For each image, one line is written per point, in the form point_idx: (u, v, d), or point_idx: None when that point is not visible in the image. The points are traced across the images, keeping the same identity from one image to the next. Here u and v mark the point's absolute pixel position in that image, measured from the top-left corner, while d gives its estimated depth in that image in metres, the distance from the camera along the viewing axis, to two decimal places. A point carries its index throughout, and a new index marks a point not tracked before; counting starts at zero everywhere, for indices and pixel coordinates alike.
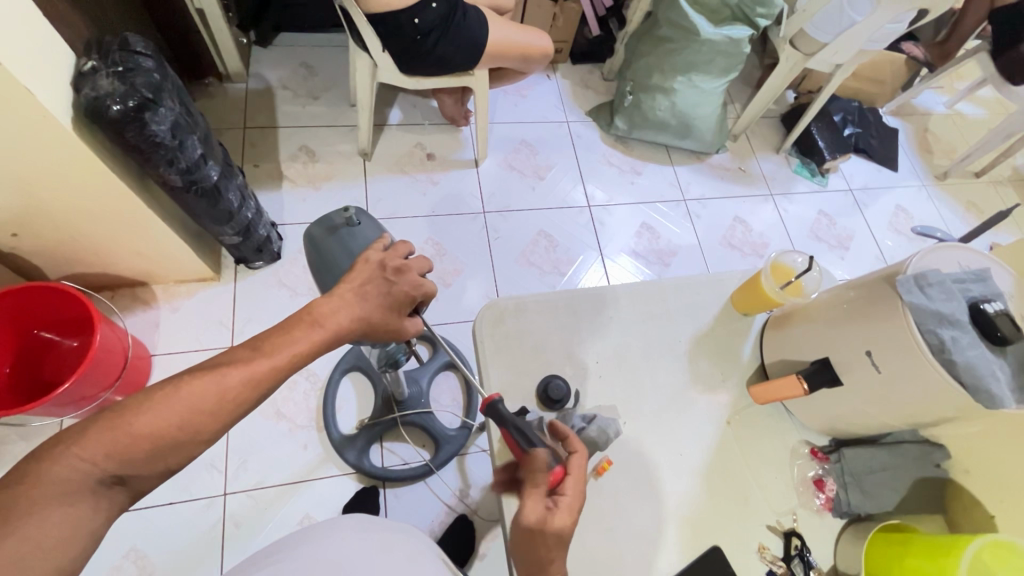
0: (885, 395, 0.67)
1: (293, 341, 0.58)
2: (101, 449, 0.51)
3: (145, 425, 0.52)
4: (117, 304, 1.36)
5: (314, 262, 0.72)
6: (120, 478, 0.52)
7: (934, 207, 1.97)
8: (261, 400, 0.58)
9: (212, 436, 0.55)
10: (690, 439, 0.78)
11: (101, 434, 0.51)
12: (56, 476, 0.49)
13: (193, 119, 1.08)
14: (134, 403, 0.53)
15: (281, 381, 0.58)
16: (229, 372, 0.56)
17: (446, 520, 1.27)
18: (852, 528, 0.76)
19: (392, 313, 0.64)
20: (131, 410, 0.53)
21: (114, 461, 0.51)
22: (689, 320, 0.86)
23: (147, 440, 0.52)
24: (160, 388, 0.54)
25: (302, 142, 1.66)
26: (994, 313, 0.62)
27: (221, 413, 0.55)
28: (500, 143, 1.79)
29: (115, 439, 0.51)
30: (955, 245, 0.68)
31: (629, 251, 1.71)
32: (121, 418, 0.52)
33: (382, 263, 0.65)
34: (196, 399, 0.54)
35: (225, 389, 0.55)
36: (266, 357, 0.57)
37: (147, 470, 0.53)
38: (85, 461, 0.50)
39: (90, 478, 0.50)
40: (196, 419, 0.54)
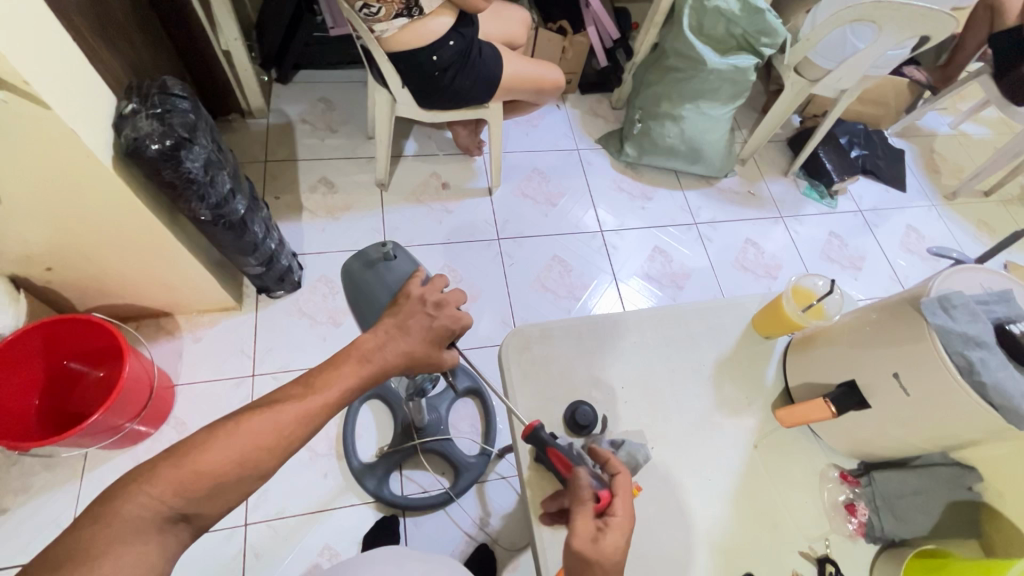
0: (913, 417, 0.67)
1: (344, 376, 0.60)
2: (168, 487, 0.52)
3: (209, 463, 0.54)
4: (142, 335, 1.39)
5: (353, 296, 0.74)
6: (184, 515, 0.53)
7: (945, 227, 1.98)
8: (314, 435, 0.59)
9: (268, 472, 0.57)
10: (718, 464, 0.78)
11: (168, 473, 0.53)
12: (128, 514, 0.50)
13: (223, 156, 1.13)
14: (197, 441, 0.55)
15: (333, 415, 0.60)
16: (285, 408, 0.58)
17: (467, 549, 1.26)
18: (886, 554, 0.75)
19: (433, 346, 0.65)
20: (195, 448, 0.54)
21: (180, 499, 0.53)
22: (711, 344, 0.87)
23: (210, 477, 0.54)
24: (220, 425, 0.56)
25: (321, 174, 1.71)
26: (1022, 334, 0.63)
27: (278, 449, 0.56)
28: (513, 171, 1.83)
29: (181, 477, 0.53)
30: (975, 266, 0.69)
31: (642, 274, 1.72)
32: (186, 456, 0.54)
33: (422, 298, 0.66)
34: (255, 436, 0.56)
35: (281, 425, 0.57)
36: (319, 394, 0.59)
37: (209, 507, 0.54)
38: (153, 500, 0.52)
39: (157, 516, 0.51)
40: (255, 455, 0.55)
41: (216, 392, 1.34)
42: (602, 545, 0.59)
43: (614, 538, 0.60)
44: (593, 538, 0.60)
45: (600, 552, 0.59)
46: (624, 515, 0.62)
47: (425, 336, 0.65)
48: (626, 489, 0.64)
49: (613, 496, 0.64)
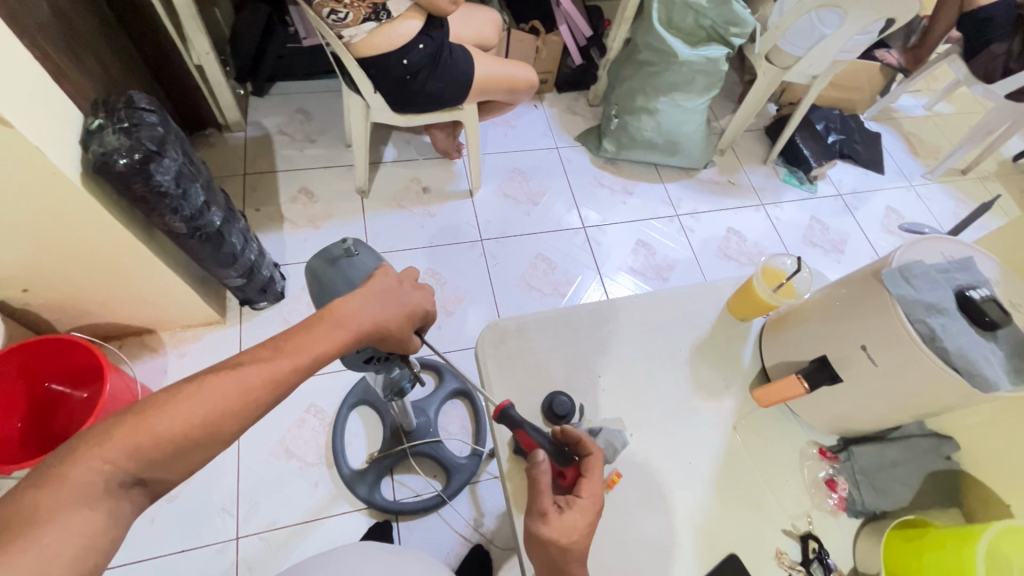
0: (884, 388, 0.68)
1: (314, 341, 0.60)
2: (123, 450, 0.50)
3: (167, 424, 0.52)
4: (126, 352, 1.38)
5: (317, 294, 0.74)
6: (139, 478, 0.52)
7: (924, 206, 2.00)
8: (279, 399, 0.58)
9: (231, 435, 0.56)
10: (698, 447, 0.79)
11: (123, 435, 0.51)
12: (77, 477, 0.48)
13: (195, 169, 1.13)
14: (156, 401, 0.53)
15: (300, 381, 0.60)
16: (251, 370, 0.57)
17: (461, 551, 1.25)
18: (869, 527, 0.75)
19: (405, 324, 0.68)
20: (154, 408, 0.53)
21: (136, 462, 0.51)
22: (687, 328, 0.87)
23: (168, 440, 0.52)
24: (181, 386, 0.55)
25: (301, 184, 1.71)
26: (982, 299, 0.63)
27: (242, 412, 0.55)
28: (492, 172, 1.84)
29: (138, 439, 0.51)
30: (936, 236, 0.71)
31: (627, 269, 1.73)
32: (143, 418, 0.52)
33: (397, 278, 0.71)
34: (218, 398, 0.54)
35: (246, 388, 0.56)
36: (286, 358, 0.58)
37: (166, 470, 0.53)
38: (106, 463, 0.50)
39: (111, 480, 0.50)
40: (218, 417, 0.54)
41: None
42: (564, 523, 0.62)
43: (579, 517, 0.62)
44: (557, 515, 0.62)
45: (558, 530, 0.61)
46: (590, 496, 0.64)
47: (401, 311, 0.68)
48: (596, 472, 0.66)
49: (582, 476, 0.66)
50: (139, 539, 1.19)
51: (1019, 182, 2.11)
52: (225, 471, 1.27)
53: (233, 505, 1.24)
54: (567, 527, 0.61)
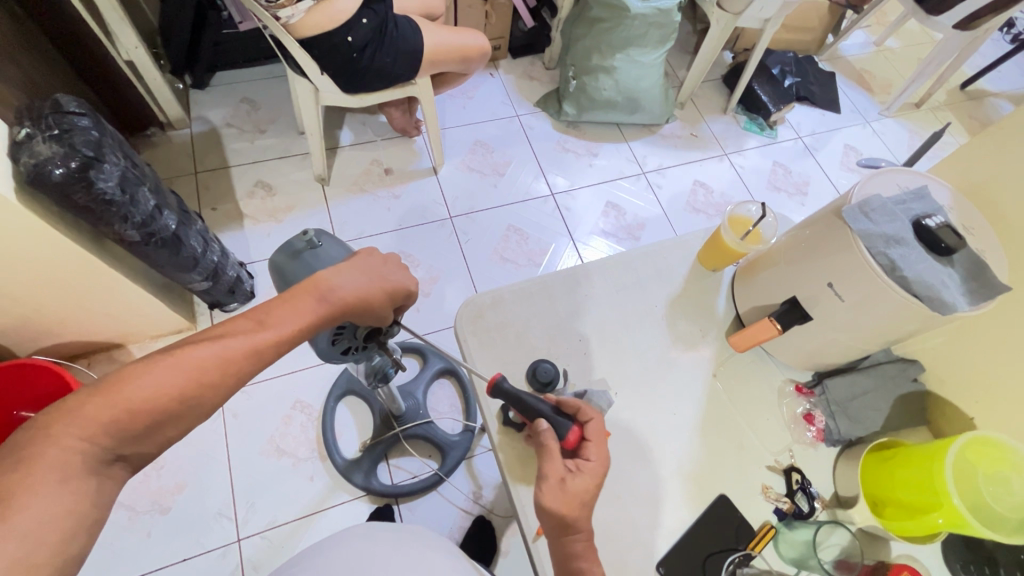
0: (852, 321, 0.70)
1: (298, 313, 0.59)
2: (99, 426, 0.49)
3: (144, 398, 0.50)
4: (96, 370, 1.33)
5: (282, 290, 0.72)
6: (120, 454, 0.51)
7: (880, 141, 2.04)
8: (260, 371, 0.58)
9: (211, 407, 0.55)
10: (681, 399, 0.81)
11: (98, 410, 0.49)
12: (52, 459, 0.46)
13: (140, 171, 1.08)
14: (132, 373, 0.51)
15: (282, 353, 0.59)
16: (233, 340, 0.56)
17: (464, 524, 1.28)
18: (846, 454, 0.79)
19: (386, 302, 0.66)
20: (131, 380, 0.51)
21: (114, 438, 0.50)
22: (661, 283, 0.88)
23: (146, 414, 0.51)
24: (159, 356, 0.53)
25: (258, 178, 1.65)
26: (937, 227, 0.65)
27: (225, 384, 0.55)
28: (454, 147, 1.80)
29: (114, 415, 0.49)
30: (891, 169, 0.72)
31: (600, 232, 1.73)
32: (116, 392, 0.50)
33: (382, 257, 0.69)
34: (198, 371, 0.53)
35: (229, 360, 0.55)
36: (269, 330, 0.57)
37: (144, 444, 0.52)
38: (81, 439, 0.48)
39: (89, 459, 0.48)
40: (198, 390, 0.53)
41: None
42: (576, 487, 0.63)
43: (589, 479, 0.64)
44: (567, 479, 0.63)
45: (570, 492, 0.62)
46: (598, 458, 0.66)
47: (384, 288, 0.66)
48: (600, 436, 0.68)
49: (587, 440, 0.67)
50: (138, 554, 1.17)
51: (967, 110, 2.17)
52: (218, 475, 1.26)
53: (230, 509, 1.24)
54: (579, 491, 0.63)
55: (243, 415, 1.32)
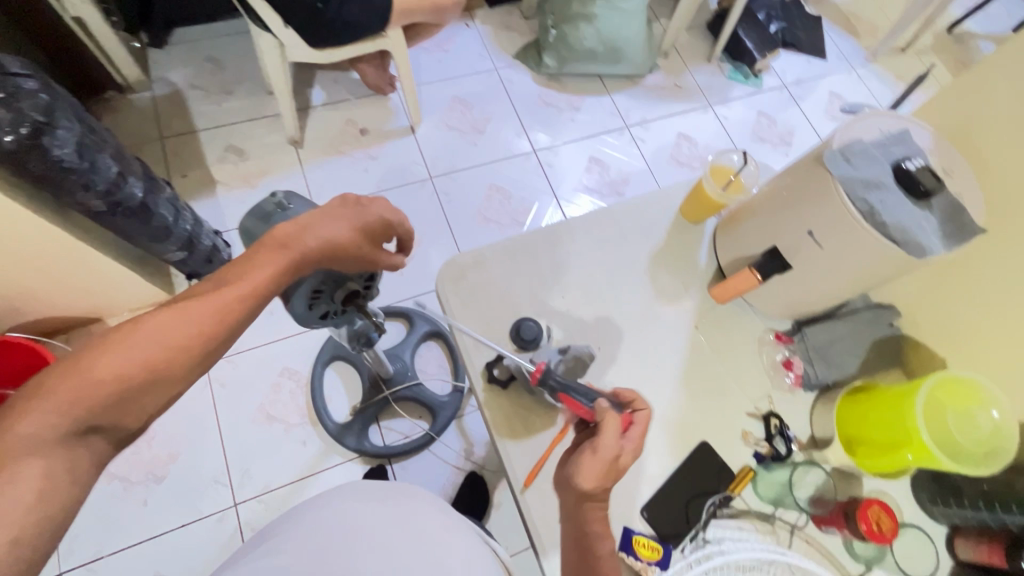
0: (831, 268, 0.71)
1: (263, 266, 0.58)
2: (72, 399, 0.47)
3: (116, 366, 0.49)
4: (75, 345, 1.31)
5: None
6: (99, 427, 0.49)
7: (865, 87, 2.01)
8: (234, 329, 0.57)
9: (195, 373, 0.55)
10: (664, 350, 0.82)
11: (70, 383, 0.47)
12: (27, 432, 0.45)
13: (98, 136, 1.02)
14: (104, 348, 0.49)
15: (253, 309, 0.58)
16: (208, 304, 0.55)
17: (457, 479, 1.31)
18: (823, 399, 0.81)
19: (369, 244, 0.67)
20: (105, 355, 0.49)
21: (91, 410, 0.48)
22: (643, 237, 0.88)
23: (120, 382, 0.49)
24: (130, 329, 0.51)
25: (228, 142, 1.58)
26: (918, 170, 0.65)
27: (198, 343, 0.54)
28: (432, 104, 1.74)
29: (86, 386, 0.48)
30: (873, 112, 0.71)
31: (583, 188, 1.71)
32: (86, 363, 0.49)
33: (355, 201, 0.68)
34: (168, 333, 0.52)
35: (198, 321, 0.54)
36: (235, 287, 0.56)
37: (125, 415, 0.51)
38: (66, 420, 0.47)
39: (67, 430, 0.47)
40: (179, 358, 0.53)
41: None
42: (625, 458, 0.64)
43: (632, 452, 0.65)
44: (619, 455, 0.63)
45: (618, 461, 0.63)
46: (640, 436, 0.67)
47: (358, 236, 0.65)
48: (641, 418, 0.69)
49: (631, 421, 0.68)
50: (136, 522, 1.19)
51: (953, 53, 2.13)
52: (210, 443, 1.27)
53: (225, 475, 1.25)
54: (624, 461, 0.64)
55: (230, 383, 1.32)
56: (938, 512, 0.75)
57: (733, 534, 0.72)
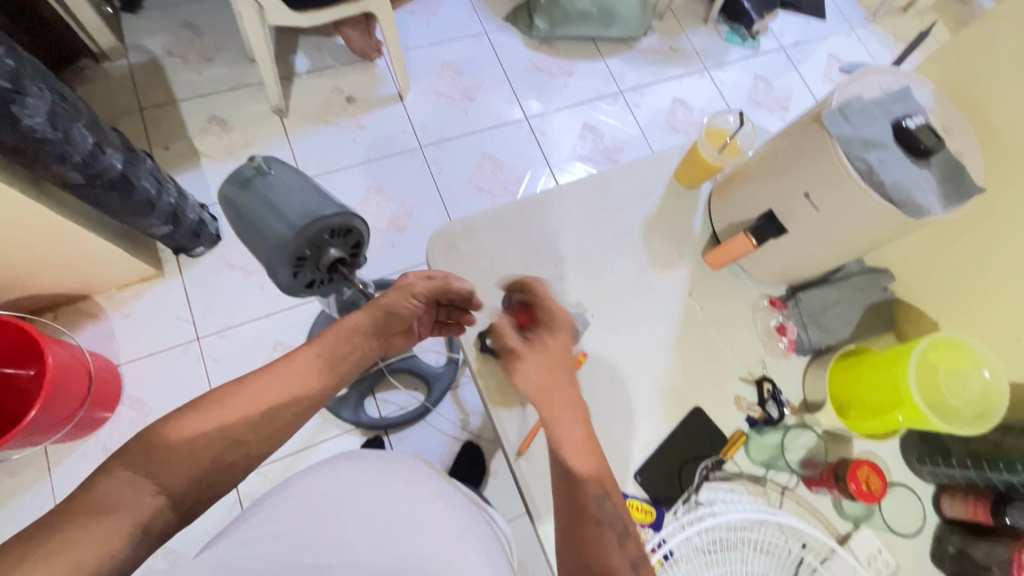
0: (827, 231, 0.70)
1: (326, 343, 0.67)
2: (156, 456, 0.54)
3: (201, 426, 0.57)
4: (63, 323, 1.29)
5: (238, 222, 0.70)
6: (168, 488, 0.53)
7: (864, 49, 1.96)
8: (298, 403, 0.63)
9: (262, 449, 0.60)
10: (658, 317, 0.81)
11: (162, 438, 0.55)
12: (113, 487, 0.51)
13: (72, 104, 0.98)
14: (179, 423, 0.56)
15: (316, 383, 0.65)
16: (265, 382, 0.62)
17: (453, 449, 1.32)
18: (816, 363, 0.81)
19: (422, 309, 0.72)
20: (179, 429, 0.56)
21: (168, 469, 0.54)
22: (637, 203, 0.86)
23: (198, 444, 0.56)
24: (200, 408, 0.58)
25: (210, 112, 1.53)
26: (917, 128, 0.64)
27: (268, 412, 0.61)
28: (421, 71, 1.68)
29: (170, 445, 0.55)
30: (874, 68, 0.69)
31: (577, 157, 1.68)
32: (178, 423, 0.57)
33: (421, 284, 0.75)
34: (247, 400, 0.60)
35: (270, 390, 0.62)
36: (302, 360, 0.65)
37: (192, 480, 0.55)
38: (152, 485, 0.52)
39: (142, 489, 0.52)
40: (254, 429, 0.60)
41: (163, 363, 1.29)
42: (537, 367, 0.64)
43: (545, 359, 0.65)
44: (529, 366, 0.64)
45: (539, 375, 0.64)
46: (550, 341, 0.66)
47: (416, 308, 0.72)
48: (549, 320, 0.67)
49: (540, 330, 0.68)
50: None
51: (955, 12, 2.08)
52: None
53: None
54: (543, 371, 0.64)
55: (223, 359, 1.31)
56: (925, 471, 0.76)
57: (724, 495, 0.73)
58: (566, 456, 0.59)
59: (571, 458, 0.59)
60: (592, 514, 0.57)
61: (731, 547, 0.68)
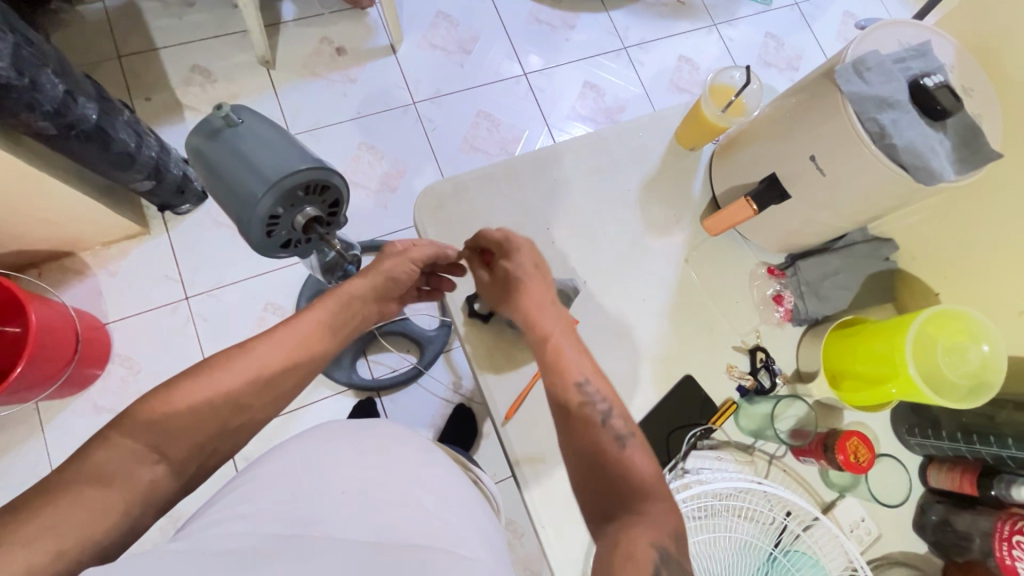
0: (831, 197, 0.67)
1: (324, 312, 0.66)
2: (151, 426, 0.54)
3: (200, 393, 0.57)
4: (49, 281, 1.26)
5: (205, 176, 0.67)
6: (162, 453, 0.54)
7: (882, 6, 1.87)
8: (296, 371, 0.63)
9: (261, 413, 0.61)
10: (652, 284, 0.79)
11: (159, 405, 0.55)
12: (104, 457, 0.51)
13: (39, 49, 0.93)
14: (184, 389, 0.56)
15: (311, 351, 0.65)
16: (264, 352, 0.62)
17: (446, 411, 1.33)
18: (811, 333, 0.80)
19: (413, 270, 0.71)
20: (180, 398, 0.56)
21: (164, 437, 0.54)
22: (636, 165, 0.83)
23: (195, 411, 0.56)
24: (203, 371, 0.58)
25: (193, 62, 1.46)
26: (935, 88, 0.59)
27: (266, 379, 0.61)
28: (414, 20, 1.60)
29: (169, 411, 0.55)
30: (893, 22, 0.64)
31: (576, 117, 1.61)
32: (175, 389, 0.56)
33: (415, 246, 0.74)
34: (246, 368, 0.60)
35: (270, 357, 0.61)
36: (300, 328, 0.65)
37: (188, 446, 0.56)
38: (151, 454, 0.53)
39: (134, 455, 0.52)
40: (251, 396, 0.60)
41: (152, 323, 1.27)
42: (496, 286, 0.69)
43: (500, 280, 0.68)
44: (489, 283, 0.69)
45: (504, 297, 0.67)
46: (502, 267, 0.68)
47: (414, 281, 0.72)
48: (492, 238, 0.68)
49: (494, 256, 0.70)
50: None
51: None
52: None
53: None
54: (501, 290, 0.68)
55: (214, 319, 1.30)
56: (913, 443, 0.77)
57: (711, 463, 0.73)
58: (551, 351, 0.63)
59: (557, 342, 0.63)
60: (575, 403, 0.60)
61: (716, 514, 0.68)
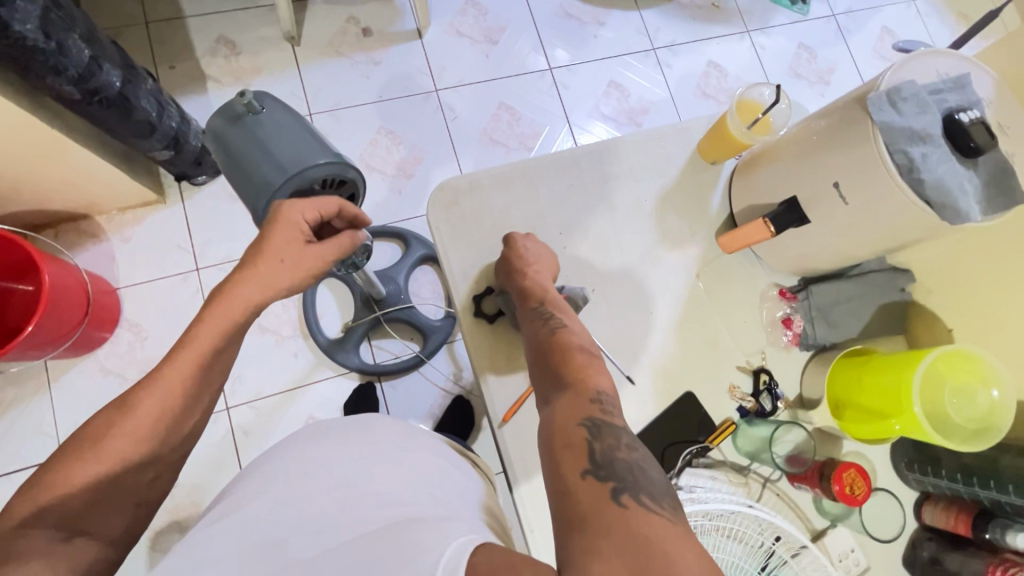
0: (851, 225, 0.66)
1: (213, 325, 0.60)
2: (50, 511, 0.50)
3: (93, 466, 0.53)
4: (63, 242, 1.28)
5: (222, 158, 0.68)
6: (76, 530, 0.51)
7: (922, 24, 1.81)
8: (194, 395, 0.59)
9: (173, 455, 0.59)
10: (661, 296, 0.78)
11: (50, 488, 0.51)
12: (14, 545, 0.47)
13: (68, 12, 0.93)
14: (72, 468, 0.52)
15: (203, 368, 0.60)
16: (158, 395, 0.56)
17: (444, 402, 1.33)
18: (818, 358, 0.79)
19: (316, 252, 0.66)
20: (68, 479, 0.51)
21: (72, 515, 0.51)
22: (654, 175, 0.81)
23: (95, 483, 0.53)
24: (93, 444, 0.53)
25: (219, 32, 1.45)
26: (971, 123, 0.58)
27: (163, 422, 0.57)
28: (443, 6, 1.58)
29: (63, 493, 0.51)
30: (929, 51, 0.62)
31: (598, 116, 1.59)
32: (63, 469, 0.52)
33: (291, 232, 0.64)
34: (138, 418, 0.55)
35: (163, 398, 0.57)
36: (188, 353, 0.59)
37: (105, 516, 0.53)
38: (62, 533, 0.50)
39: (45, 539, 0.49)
40: (154, 443, 0.56)
41: (161, 292, 1.29)
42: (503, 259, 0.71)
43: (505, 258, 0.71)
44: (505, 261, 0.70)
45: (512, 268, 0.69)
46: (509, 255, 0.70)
47: (316, 272, 0.66)
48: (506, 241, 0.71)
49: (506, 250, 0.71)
50: None
51: None
52: None
53: None
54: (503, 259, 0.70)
55: None
56: (911, 478, 0.76)
57: (705, 482, 0.72)
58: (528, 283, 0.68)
59: (533, 273, 0.68)
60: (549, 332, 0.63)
61: (704, 533, 0.68)
